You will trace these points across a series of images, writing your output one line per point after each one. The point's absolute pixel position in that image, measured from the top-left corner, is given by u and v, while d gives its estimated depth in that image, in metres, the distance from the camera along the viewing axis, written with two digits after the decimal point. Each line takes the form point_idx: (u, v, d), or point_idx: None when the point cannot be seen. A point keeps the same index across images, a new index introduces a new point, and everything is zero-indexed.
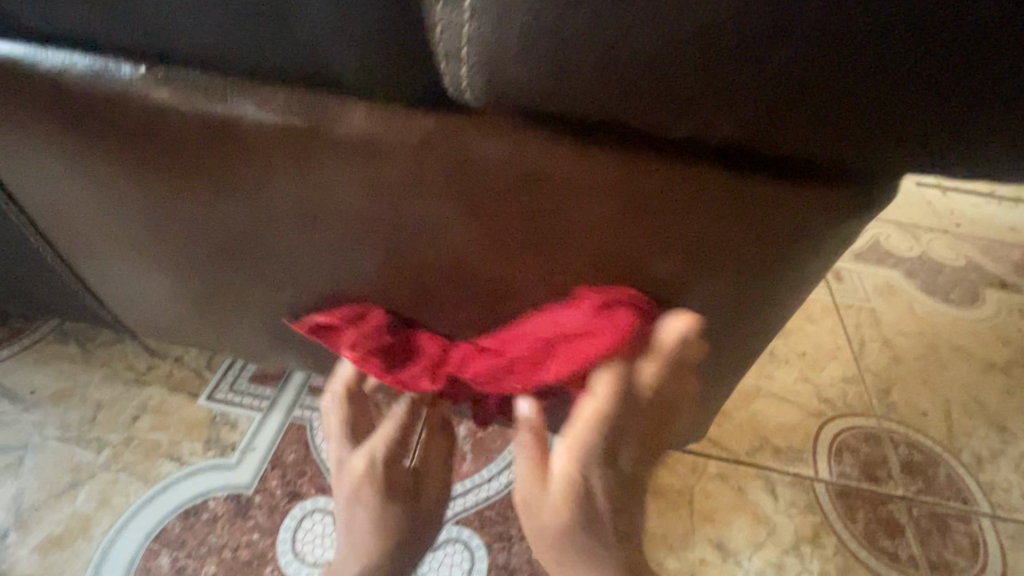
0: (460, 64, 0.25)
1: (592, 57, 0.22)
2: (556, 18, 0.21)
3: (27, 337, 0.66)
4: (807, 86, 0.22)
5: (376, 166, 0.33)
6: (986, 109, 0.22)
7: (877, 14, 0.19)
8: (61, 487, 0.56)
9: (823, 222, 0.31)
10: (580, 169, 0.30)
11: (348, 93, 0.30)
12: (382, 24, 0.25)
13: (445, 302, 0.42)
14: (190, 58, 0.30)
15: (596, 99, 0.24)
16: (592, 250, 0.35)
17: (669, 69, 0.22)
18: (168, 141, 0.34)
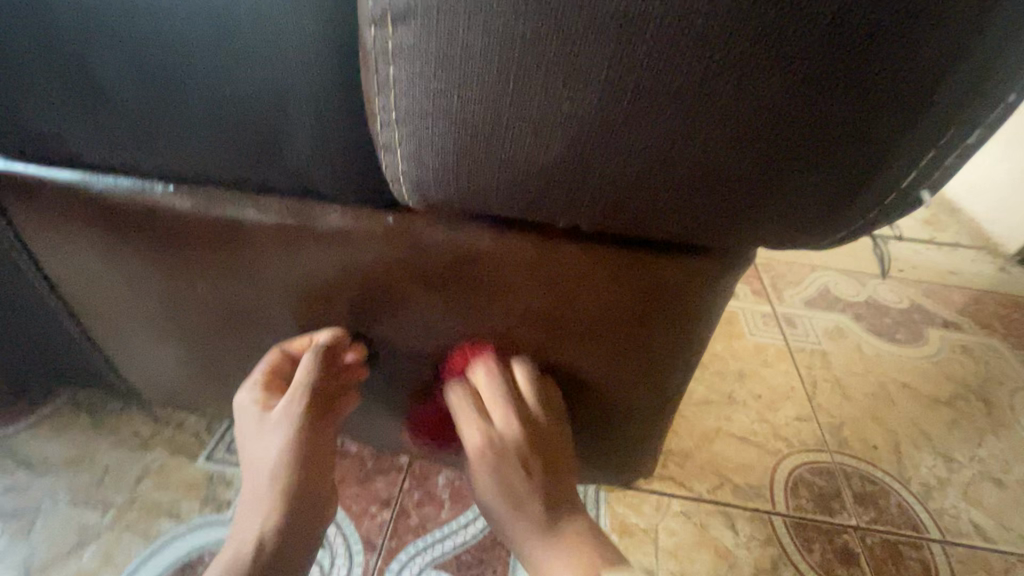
0: (399, 184, 0.32)
1: (488, 176, 0.29)
2: (456, 153, 0.28)
3: (43, 409, 0.73)
4: (650, 183, 0.28)
5: (350, 251, 0.42)
6: (792, 190, 0.27)
7: (678, 134, 0.26)
8: (69, 546, 0.61)
9: (696, 285, 0.40)
10: (505, 248, 0.40)
11: (327, 200, 0.39)
12: (351, 153, 0.35)
13: (412, 360, 0.50)
14: (208, 178, 0.39)
15: (500, 202, 0.31)
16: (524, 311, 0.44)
17: (543, 182, 0.29)
18: (186, 238, 0.43)
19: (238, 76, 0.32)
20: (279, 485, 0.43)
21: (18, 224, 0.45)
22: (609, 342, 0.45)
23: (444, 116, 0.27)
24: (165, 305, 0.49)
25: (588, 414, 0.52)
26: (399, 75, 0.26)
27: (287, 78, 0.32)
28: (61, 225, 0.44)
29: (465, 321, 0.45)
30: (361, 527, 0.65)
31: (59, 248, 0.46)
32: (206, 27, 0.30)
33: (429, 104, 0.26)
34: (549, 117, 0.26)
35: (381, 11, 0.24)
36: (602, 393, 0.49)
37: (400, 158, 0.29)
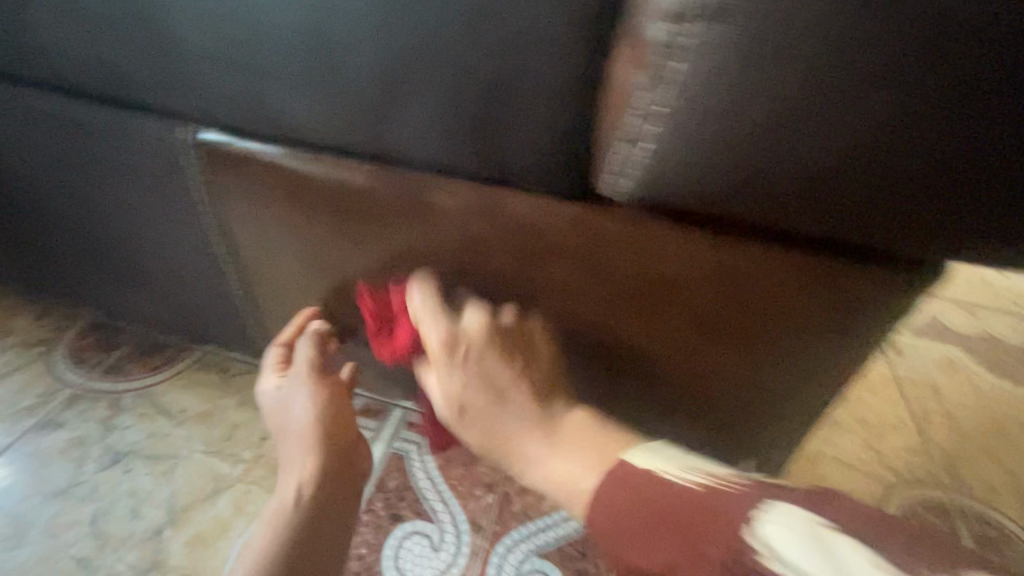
0: (621, 177, 0.34)
1: (713, 162, 0.31)
2: (694, 138, 0.31)
3: (177, 363, 0.78)
4: (862, 181, 0.30)
5: (526, 235, 0.43)
6: (999, 204, 0.30)
7: (911, 136, 0.28)
8: (205, 493, 0.65)
9: (867, 296, 0.40)
10: (685, 244, 0.40)
11: (515, 189, 0.40)
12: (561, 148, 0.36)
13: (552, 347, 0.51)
14: (407, 162, 0.41)
15: (713, 192, 0.33)
16: (683, 306, 0.44)
17: (762, 171, 0.31)
18: (370, 215, 0.46)
19: (475, 66, 0.34)
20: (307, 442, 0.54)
21: (220, 191, 0.49)
22: (763, 345, 0.45)
23: (718, 112, 0.29)
24: (327, 276, 0.53)
25: (706, 410, 0.53)
26: (683, 73, 0.29)
27: (524, 70, 0.33)
28: (258, 196, 0.48)
29: (621, 311, 0.46)
30: (467, 507, 0.67)
31: (248, 214, 0.50)
32: (457, 15, 0.32)
33: (707, 101, 0.29)
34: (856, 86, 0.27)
35: (682, 12, 0.27)
36: (733, 391, 0.50)
37: (643, 152, 0.33)
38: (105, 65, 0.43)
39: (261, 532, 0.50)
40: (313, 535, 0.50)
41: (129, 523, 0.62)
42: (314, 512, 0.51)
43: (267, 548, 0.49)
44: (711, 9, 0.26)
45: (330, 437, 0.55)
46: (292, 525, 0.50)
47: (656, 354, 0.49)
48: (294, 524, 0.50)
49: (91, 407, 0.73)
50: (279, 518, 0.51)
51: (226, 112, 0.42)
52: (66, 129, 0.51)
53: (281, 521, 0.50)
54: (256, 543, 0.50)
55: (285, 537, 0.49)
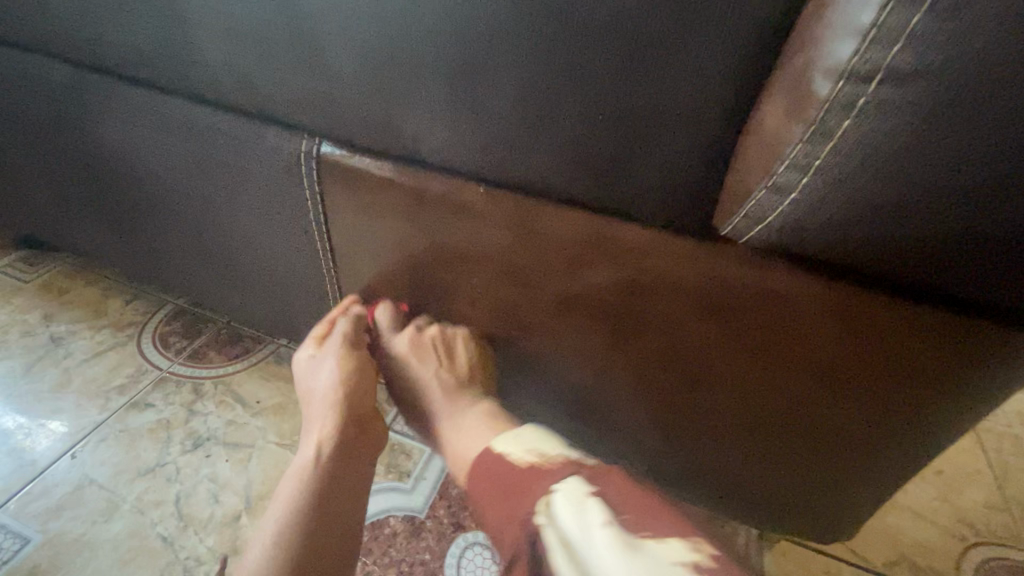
0: (758, 223, 0.33)
1: (864, 231, 0.30)
2: (849, 207, 0.30)
3: (254, 355, 0.82)
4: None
5: (635, 266, 0.44)
6: None
7: None
8: (279, 484, 0.68)
9: (977, 368, 0.40)
10: (796, 290, 0.40)
11: (628, 220, 0.42)
12: (687, 187, 0.37)
13: (632, 375, 0.51)
14: (524, 186, 0.42)
15: (857, 254, 0.32)
16: (781, 352, 0.44)
17: (918, 244, 0.30)
18: (476, 234, 0.47)
19: (618, 103, 0.35)
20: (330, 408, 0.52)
21: (330, 200, 0.51)
22: (857, 402, 0.44)
23: (889, 170, 0.28)
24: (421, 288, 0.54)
25: (777, 457, 0.52)
26: (853, 129, 0.27)
27: (668, 107, 0.34)
28: (367, 208, 0.50)
29: (715, 348, 0.46)
30: None
31: (354, 224, 0.52)
32: (606, 54, 0.33)
33: (876, 159, 0.27)
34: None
35: (855, 72, 0.26)
36: (814, 442, 0.49)
37: (786, 202, 0.31)
38: (244, 81, 0.46)
39: (284, 486, 0.46)
40: (334, 494, 0.46)
41: (210, 507, 0.65)
42: (331, 473, 0.47)
43: (296, 501, 0.44)
44: (890, 73, 0.25)
45: (348, 400, 0.52)
46: (315, 482, 0.46)
47: (740, 394, 0.48)
48: (316, 482, 0.46)
49: (175, 390, 0.76)
50: (302, 473, 0.47)
51: (352, 129, 0.44)
52: (194, 133, 0.54)
53: (303, 478, 0.46)
54: (279, 498, 0.45)
55: (306, 496, 0.45)
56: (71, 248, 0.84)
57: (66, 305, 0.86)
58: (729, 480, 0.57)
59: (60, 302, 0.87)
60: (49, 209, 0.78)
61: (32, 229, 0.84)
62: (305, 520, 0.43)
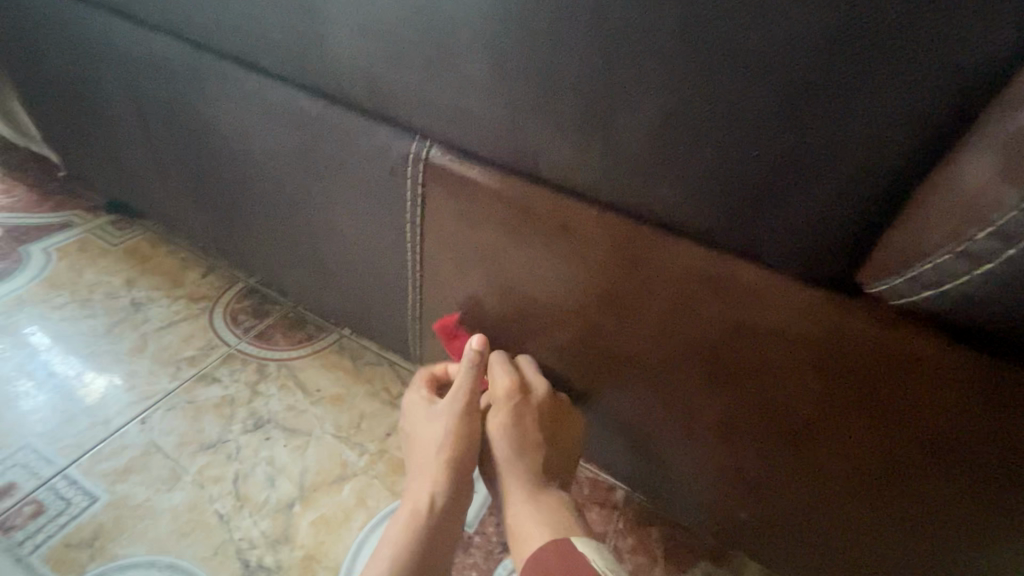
0: (933, 287, 0.30)
1: None
2: None
3: (317, 342, 0.83)
4: None
5: (749, 311, 0.40)
6: None
7: None
8: (333, 477, 0.68)
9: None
10: (937, 367, 0.35)
11: (752, 262, 0.39)
12: (832, 236, 0.34)
13: (716, 423, 0.48)
14: (643, 212, 0.40)
15: None
16: (903, 432, 0.39)
17: None
18: (578, 255, 0.45)
19: (775, 140, 0.32)
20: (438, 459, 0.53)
21: (429, 201, 0.51)
22: (985, 503, 0.39)
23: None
24: (509, 302, 0.53)
25: (866, 539, 0.47)
26: None
27: (835, 149, 0.31)
28: (467, 216, 0.49)
29: (825, 415, 0.41)
30: None
31: (450, 230, 0.51)
32: (773, 83, 0.31)
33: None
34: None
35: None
36: (921, 533, 0.43)
37: (977, 271, 0.28)
38: (371, 80, 0.46)
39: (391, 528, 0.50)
40: (428, 546, 0.50)
41: (266, 491, 0.65)
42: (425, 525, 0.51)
43: (389, 555, 0.49)
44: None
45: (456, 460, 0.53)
46: (418, 533, 0.50)
47: (840, 468, 0.44)
48: (418, 532, 0.50)
49: (241, 367, 0.78)
50: (407, 520, 0.50)
51: (474, 137, 0.44)
52: (303, 124, 0.54)
53: (410, 525, 0.50)
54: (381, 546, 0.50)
55: (402, 552, 0.49)
56: (160, 218, 0.87)
57: (146, 272, 0.89)
58: (807, 548, 0.51)
59: (142, 268, 0.90)
60: (148, 179, 0.81)
61: (126, 196, 0.88)
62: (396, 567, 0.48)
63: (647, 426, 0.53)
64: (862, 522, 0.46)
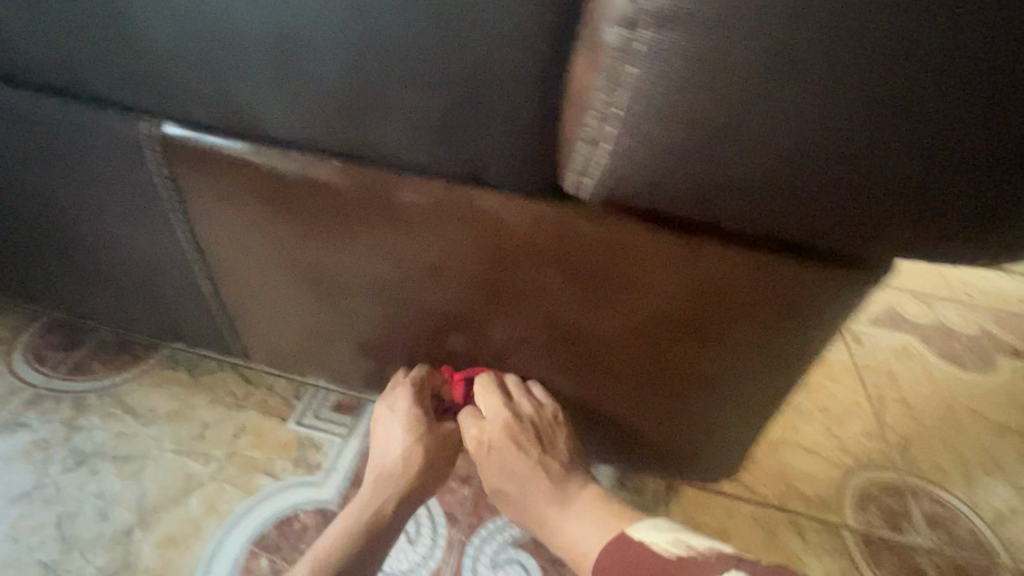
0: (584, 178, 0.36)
1: (675, 184, 0.34)
2: (651, 152, 0.32)
3: (143, 362, 0.76)
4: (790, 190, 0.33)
5: (499, 235, 0.44)
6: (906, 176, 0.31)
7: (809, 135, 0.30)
8: (177, 492, 0.65)
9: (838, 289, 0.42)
10: (663, 243, 0.41)
11: (483, 187, 0.42)
12: (524, 148, 0.37)
13: (515, 338, 0.53)
14: (374, 156, 0.41)
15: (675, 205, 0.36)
16: (667, 301, 0.45)
17: (713, 190, 0.34)
18: (337, 210, 0.46)
19: (446, 63, 0.34)
20: (383, 479, 0.58)
21: (182, 185, 0.48)
22: (745, 338, 0.46)
23: (680, 112, 0.30)
24: (300, 272, 0.53)
25: (659, 406, 0.56)
26: (638, 74, 0.30)
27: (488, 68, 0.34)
28: (223, 194, 0.47)
29: (611, 308, 0.47)
30: (442, 500, 0.67)
31: (216, 213, 0.50)
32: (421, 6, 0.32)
33: (664, 104, 0.30)
34: (847, 105, 0.29)
35: (633, 17, 0.28)
36: (722, 381, 0.51)
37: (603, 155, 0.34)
38: (66, 64, 0.42)
39: (338, 529, 0.55)
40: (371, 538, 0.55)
41: (96, 526, 0.61)
42: (385, 517, 0.57)
43: (336, 542, 0.54)
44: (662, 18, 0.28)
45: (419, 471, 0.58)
46: (359, 530, 0.55)
47: (641, 348, 0.50)
48: (365, 528, 0.55)
49: (53, 407, 0.70)
50: (353, 519, 0.56)
51: (195, 112, 0.42)
52: (21, 124, 0.49)
53: (355, 527, 0.55)
54: (331, 536, 0.54)
55: (352, 537, 0.54)
56: None
57: None
58: (653, 429, 0.58)
59: None
60: None
61: None
62: (372, 533, 0.55)
63: (472, 355, 0.57)
64: (653, 392, 0.54)
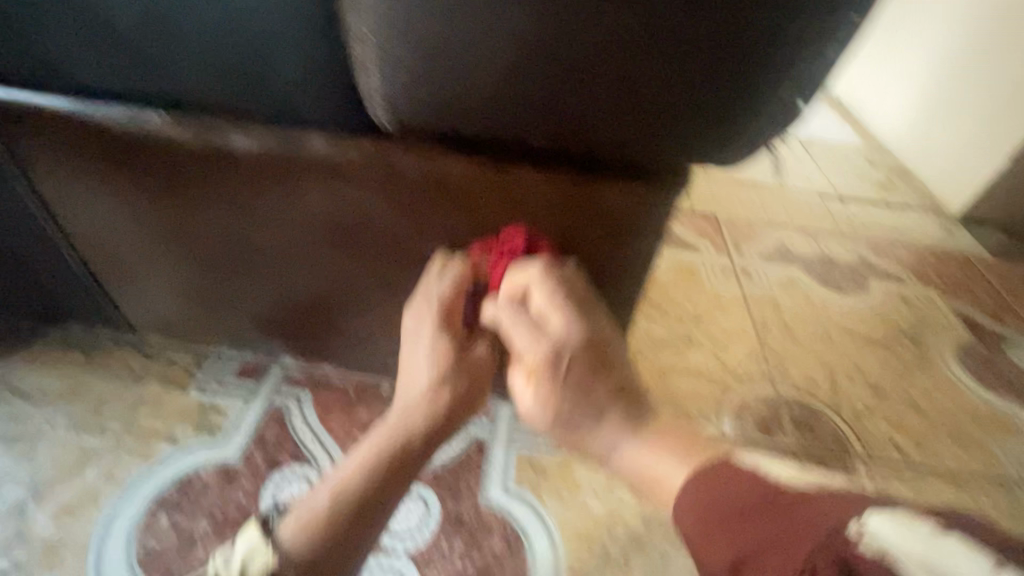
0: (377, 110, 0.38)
1: (439, 111, 0.37)
2: (404, 80, 0.35)
3: (34, 345, 0.75)
4: (540, 111, 0.36)
5: (332, 177, 0.46)
6: (629, 90, 0.34)
7: (527, 58, 0.33)
8: (73, 465, 0.65)
9: (644, 205, 0.45)
10: (482, 173, 0.44)
11: (307, 128, 0.43)
12: (332, 88, 0.40)
13: (377, 286, 0.55)
14: (201, 105, 0.43)
15: (452, 127, 0.38)
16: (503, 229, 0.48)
17: (474, 113, 0.37)
18: (176, 163, 0.47)
19: (235, 1, 0.36)
20: (417, 393, 0.49)
21: (20, 150, 0.48)
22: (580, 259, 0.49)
23: (415, 44, 0.33)
24: (160, 231, 0.54)
25: None
26: (367, 5, 0.33)
27: (277, 9, 0.36)
28: (63, 157, 0.48)
29: (449, 245, 0.49)
30: (346, 448, 0.71)
31: (60, 177, 0.50)
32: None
33: (397, 32, 0.33)
34: (554, 1, 0.30)
35: None
36: None
37: (371, 84, 0.35)
38: None
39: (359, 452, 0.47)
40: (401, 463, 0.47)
41: None
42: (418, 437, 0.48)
43: (363, 466, 0.46)
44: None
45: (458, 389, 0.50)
46: (386, 452, 0.47)
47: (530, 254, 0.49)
48: (388, 452, 0.47)
49: None
50: (383, 441, 0.47)
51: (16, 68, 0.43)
52: None
53: (383, 451, 0.47)
54: (359, 462, 0.47)
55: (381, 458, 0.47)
56: None
57: None
58: None
59: None
60: None
61: None
62: (406, 453, 0.48)
63: (346, 307, 0.58)
64: None
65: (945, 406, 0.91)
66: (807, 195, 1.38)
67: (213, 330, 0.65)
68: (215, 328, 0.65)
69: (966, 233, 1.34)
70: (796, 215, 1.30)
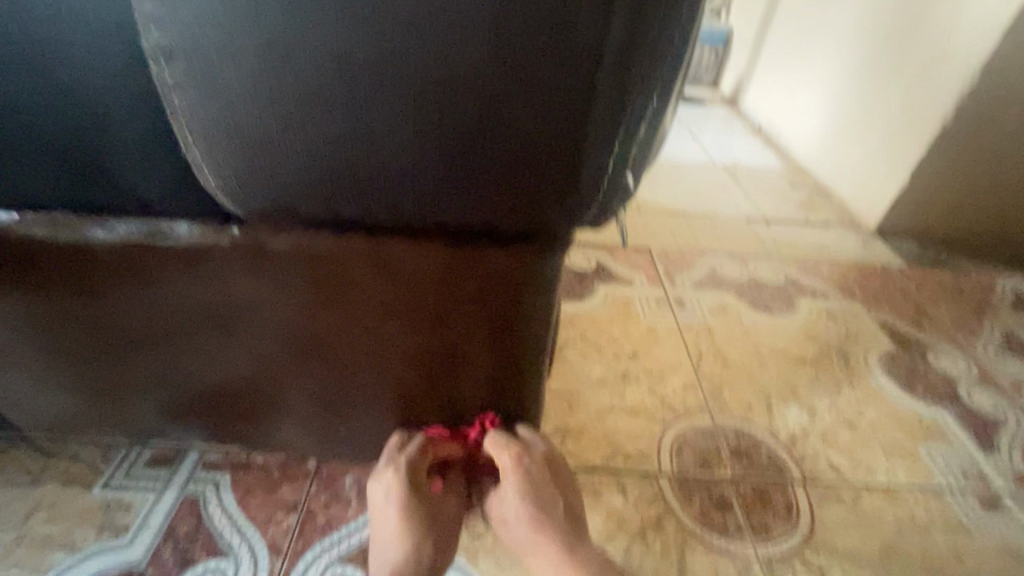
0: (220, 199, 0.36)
1: (279, 201, 0.35)
2: (232, 174, 0.33)
3: None
4: (382, 196, 0.34)
5: (203, 263, 0.44)
6: (467, 173, 0.32)
7: (351, 151, 0.31)
8: None
9: (524, 268, 0.44)
10: (352, 249, 0.43)
11: (169, 219, 0.42)
12: (178, 182, 0.38)
13: (273, 365, 0.53)
14: (52, 201, 0.41)
15: (300, 215, 0.36)
16: (386, 301, 0.47)
17: (315, 201, 0.34)
18: (37, 260, 0.45)
19: (56, 103, 0.34)
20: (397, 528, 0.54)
21: None
22: (471, 326, 0.48)
23: (232, 145, 0.31)
24: (32, 329, 0.51)
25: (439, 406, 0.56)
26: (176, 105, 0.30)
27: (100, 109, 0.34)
28: None
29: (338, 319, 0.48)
30: (266, 533, 0.66)
31: None
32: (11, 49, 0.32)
33: (210, 133, 0.31)
34: (354, 90, 0.28)
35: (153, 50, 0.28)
36: (474, 372, 0.52)
37: (207, 175, 0.34)
38: None
39: None
40: None
41: None
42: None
43: None
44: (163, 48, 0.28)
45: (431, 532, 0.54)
46: None
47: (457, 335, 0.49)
48: None
49: None
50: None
51: None
52: None
53: None
54: None
55: None
56: None
57: None
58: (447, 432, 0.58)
59: None
60: None
61: None
62: None
63: (244, 390, 0.56)
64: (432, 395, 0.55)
65: (876, 419, 0.93)
66: (735, 220, 1.43)
67: (108, 424, 0.61)
68: (108, 422, 0.60)
69: (885, 245, 1.41)
70: (726, 241, 1.35)
